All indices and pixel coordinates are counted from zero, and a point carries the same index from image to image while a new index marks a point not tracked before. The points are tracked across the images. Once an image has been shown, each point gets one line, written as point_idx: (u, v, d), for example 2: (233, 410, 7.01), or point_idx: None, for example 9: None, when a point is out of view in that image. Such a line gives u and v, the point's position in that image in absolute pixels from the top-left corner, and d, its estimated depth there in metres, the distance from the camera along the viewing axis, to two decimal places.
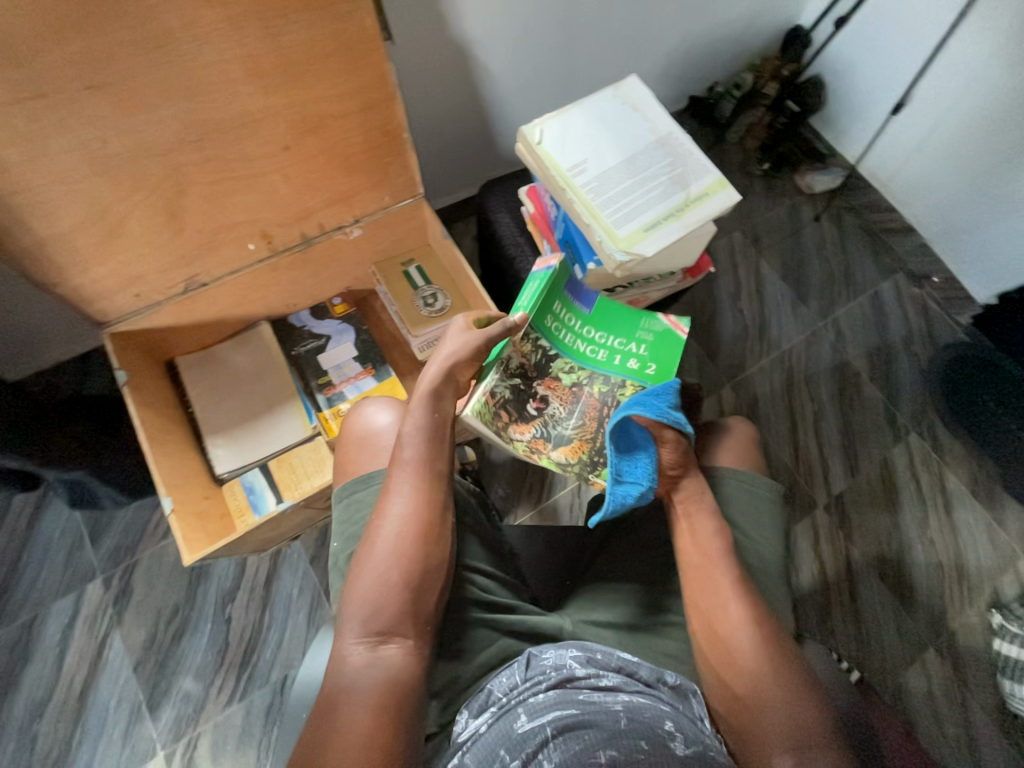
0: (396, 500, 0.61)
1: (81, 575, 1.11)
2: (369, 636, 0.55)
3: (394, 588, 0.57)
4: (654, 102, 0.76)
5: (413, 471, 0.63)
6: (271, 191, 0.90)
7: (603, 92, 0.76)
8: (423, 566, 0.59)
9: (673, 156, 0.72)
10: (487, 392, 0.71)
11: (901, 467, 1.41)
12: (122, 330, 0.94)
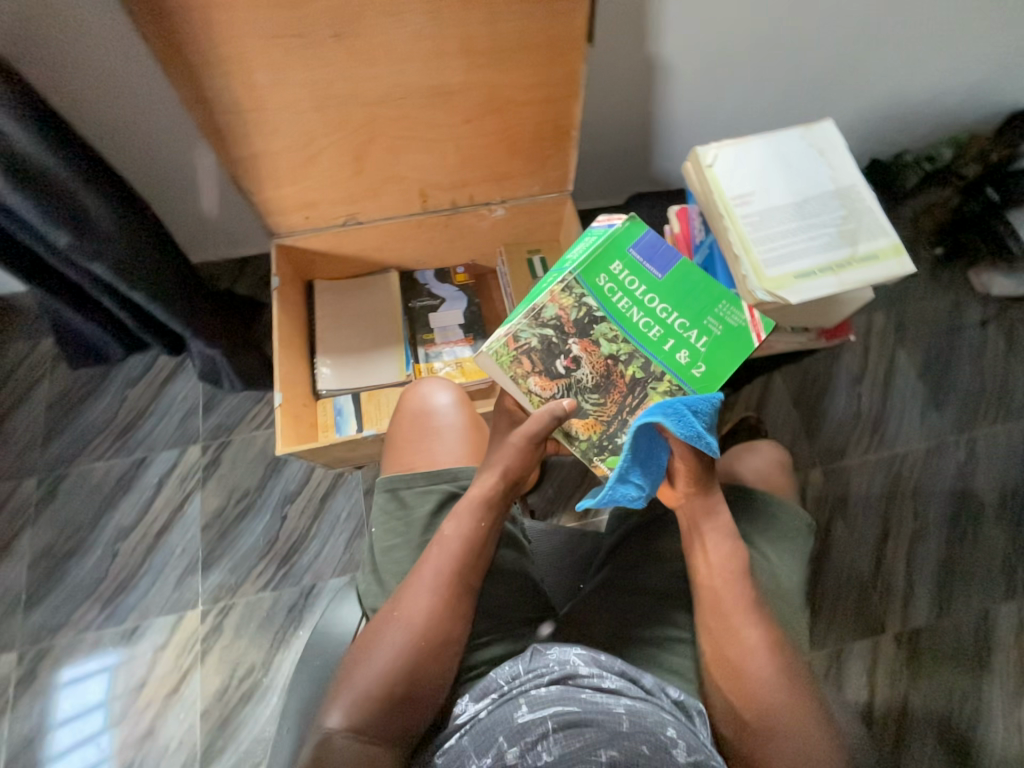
0: (415, 595, 0.64)
1: (188, 436, 1.30)
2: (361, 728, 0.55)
3: (392, 689, 0.58)
4: (844, 152, 0.73)
5: (439, 580, 0.64)
6: (441, 157, 0.98)
7: (791, 131, 0.74)
8: (424, 676, 0.60)
9: (850, 209, 0.68)
10: (511, 335, 0.65)
11: (1005, 626, 1.21)
12: (287, 243, 1.08)
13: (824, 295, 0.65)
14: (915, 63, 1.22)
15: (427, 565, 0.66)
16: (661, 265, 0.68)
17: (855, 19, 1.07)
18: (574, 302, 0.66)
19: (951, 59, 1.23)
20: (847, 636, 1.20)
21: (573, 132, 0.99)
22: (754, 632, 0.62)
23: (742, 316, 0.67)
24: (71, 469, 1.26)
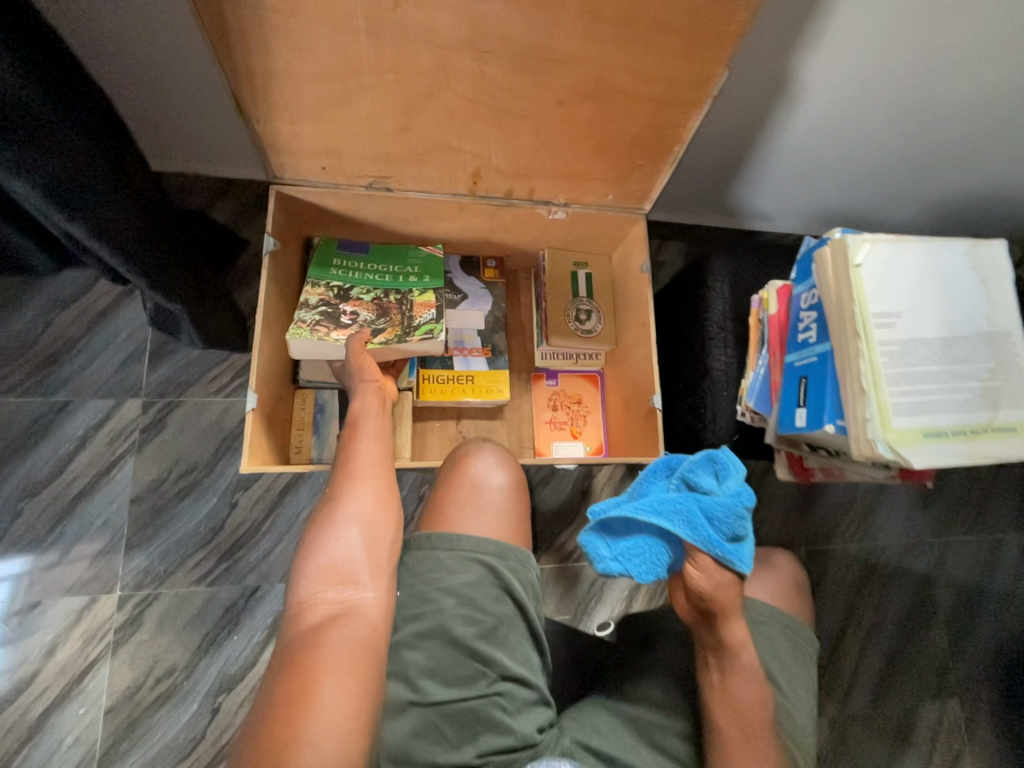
0: (357, 471, 0.62)
1: (127, 386, 1.07)
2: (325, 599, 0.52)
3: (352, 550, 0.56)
4: (1009, 286, 0.61)
5: (373, 455, 0.64)
6: (512, 137, 0.77)
7: (958, 243, 0.60)
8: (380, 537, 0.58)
9: (1003, 366, 0.57)
10: (297, 321, 0.84)
11: (926, 722, 1.28)
12: (288, 192, 0.85)
13: (952, 465, 0.55)
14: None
15: (363, 442, 0.66)
16: (362, 248, 0.97)
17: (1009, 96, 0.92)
18: (326, 288, 0.89)
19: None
20: None
21: (676, 146, 0.80)
22: None
23: (423, 249, 0.99)
24: None
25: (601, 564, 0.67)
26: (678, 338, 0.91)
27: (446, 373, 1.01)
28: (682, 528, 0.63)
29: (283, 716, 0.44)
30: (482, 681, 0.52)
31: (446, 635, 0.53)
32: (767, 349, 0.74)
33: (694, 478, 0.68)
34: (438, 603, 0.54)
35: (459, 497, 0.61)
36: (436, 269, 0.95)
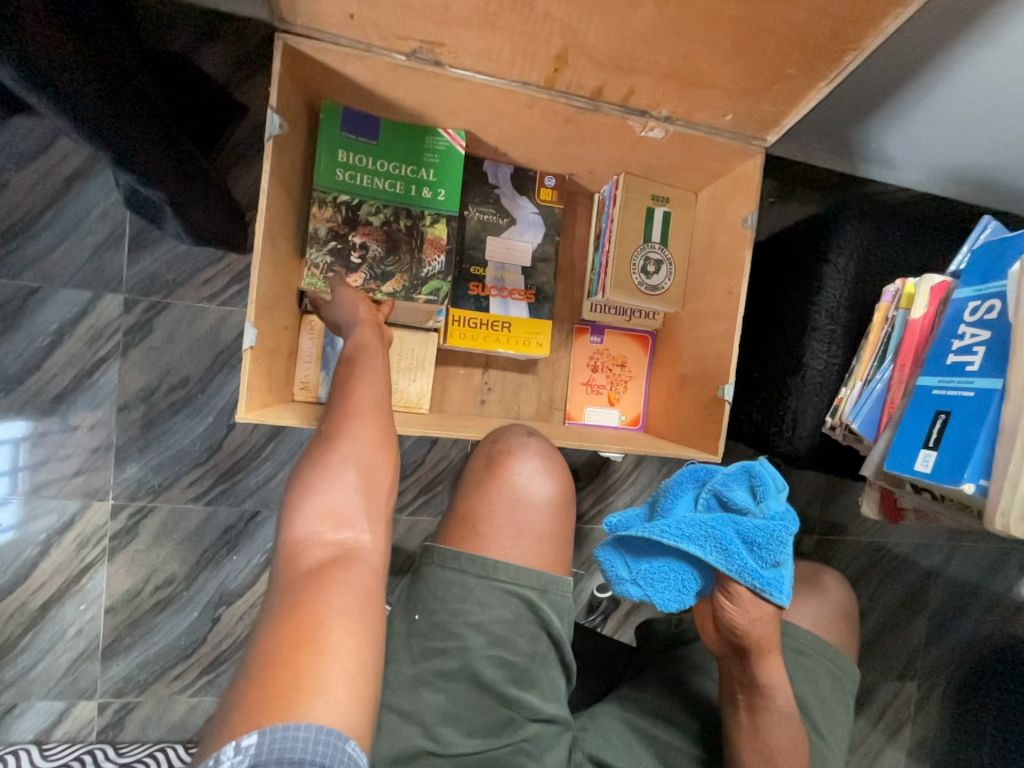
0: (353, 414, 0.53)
1: (105, 278, 0.91)
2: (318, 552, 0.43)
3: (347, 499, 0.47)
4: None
5: (373, 397, 0.55)
6: (626, 6, 0.53)
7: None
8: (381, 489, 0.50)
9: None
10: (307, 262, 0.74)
11: (883, 698, 1.36)
12: (302, 49, 0.63)
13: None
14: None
15: (358, 381, 0.57)
16: (371, 130, 0.74)
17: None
18: (333, 208, 0.74)
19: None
20: None
21: (849, 53, 0.58)
22: None
23: (444, 137, 0.76)
24: None
25: (620, 586, 0.58)
26: (766, 316, 0.75)
27: (481, 315, 0.85)
28: (714, 555, 0.53)
29: (275, 666, 0.35)
30: (508, 730, 0.47)
31: (473, 677, 0.47)
32: (888, 360, 0.60)
33: (728, 494, 0.57)
34: (464, 640, 0.47)
35: (495, 512, 0.51)
36: (455, 188, 0.77)
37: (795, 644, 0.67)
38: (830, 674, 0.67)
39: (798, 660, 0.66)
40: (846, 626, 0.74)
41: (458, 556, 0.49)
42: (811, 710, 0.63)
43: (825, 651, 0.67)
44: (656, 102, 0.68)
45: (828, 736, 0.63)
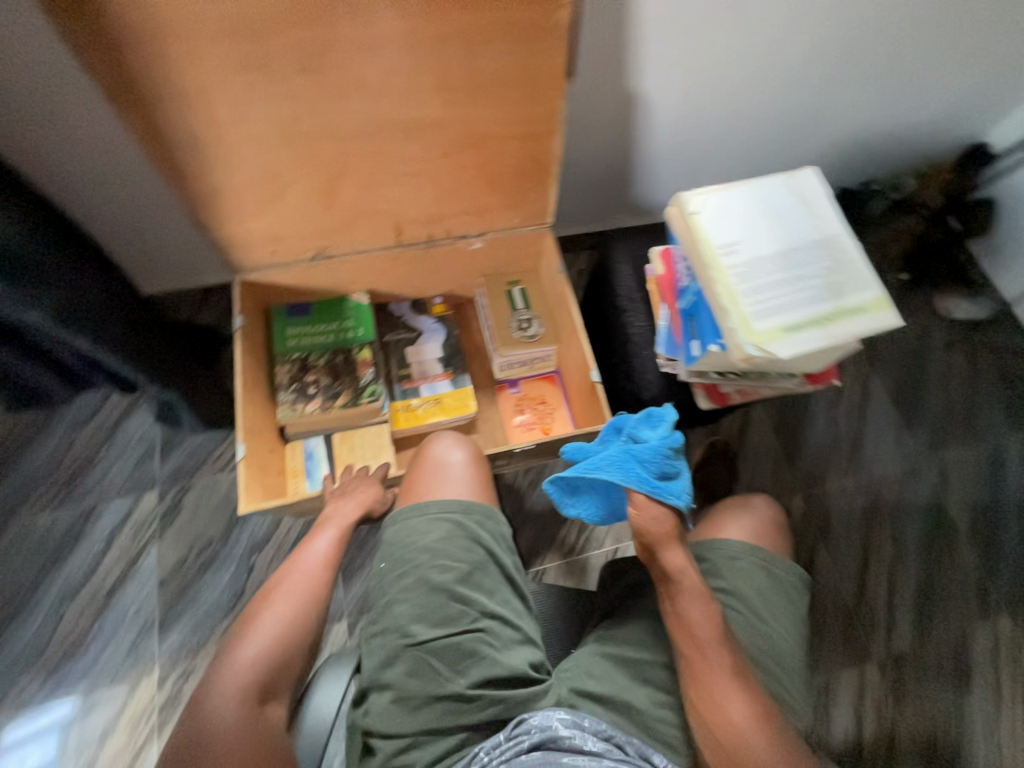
0: (301, 571, 0.75)
1: (143, 482, 1.20)
2: (249, 701, 0.61)
3: (283, 652, 0.65)
4: (821, 199, 0.73)
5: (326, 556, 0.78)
6: (417, 191, 0.94)
7: (774, 174, 0.74)
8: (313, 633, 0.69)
9: (839, 259, 0.68)
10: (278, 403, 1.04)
11: (982, 648, 1.22)
12: (251, 279, 1.02)
13: (815, 350, 0.64)
14: (888, 93, 1.22)
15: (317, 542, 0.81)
16: (305, 312, 1.13)
17: (840, 53, 1.06)
18: (291, 364, 1.08)
19: (928, 85, 1.23)
20: (836, 666, 1.19)
21: (553, 166, 0.96)
22: (742, 707, 0.63)
23: (353, 298, 1.15)
24: (9, 523, 1.15)
25: (565, 509, 0.85)
26: (598, 319, 1.04)
27: (416, 400, 1.13)
28: (618, 474, 0.72)
29: None
30: (465, 618, 0.70)
31: (431, 583, 0.71)
32: (664, 304, 0.84)
33: (637, 433, 0.78)
34: (420, 559, 0.73)
35: (429, 475, 0.81)
36: (369, 323, 1.13)
37: (728, 552, 0.82)
38: (761, 570, 0.81)
39: (733, 563, 0.81)
40: (778, 535, 0.88)
41: (418, 511, 0.76)
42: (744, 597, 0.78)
43: (751, 554, 0.82)
44: (468, 229, 1.06)
45: (768, 618, 0.77)
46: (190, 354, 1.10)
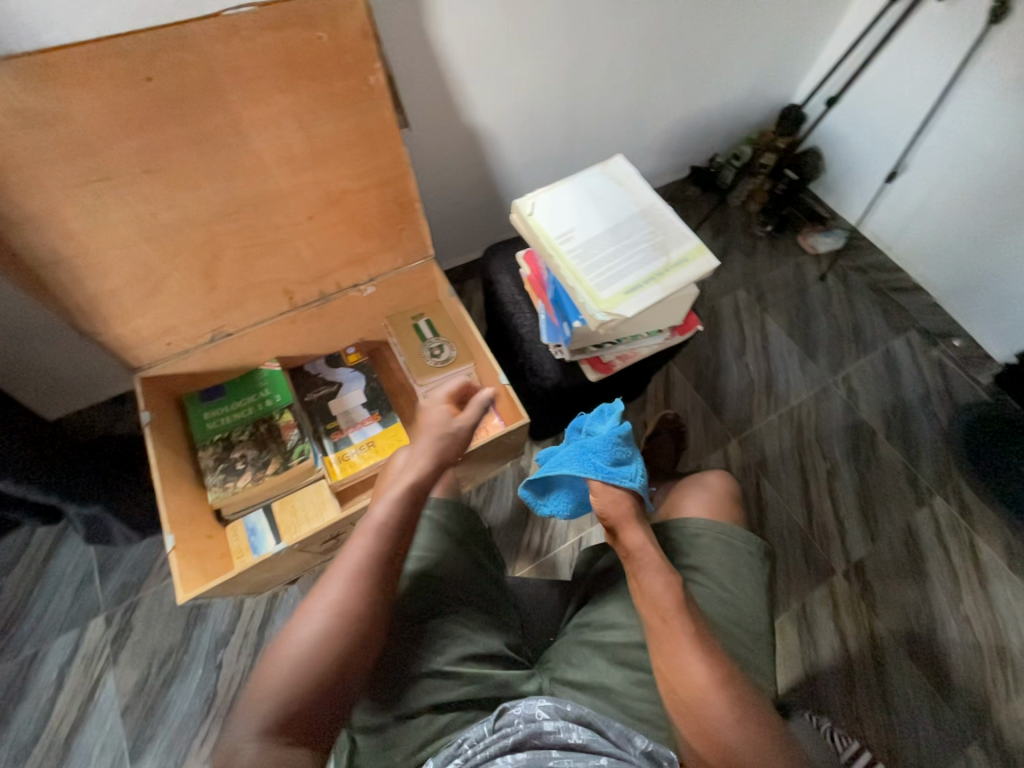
0: (329, 587, 0.59)
1: (87, 611, 1.14)
2: (275, 744, 0.52)
3: (296, 691, 0.54)
4: (634, 178, 0.84)
5: (360, 569, 0.60)
6: (295, 255, 1.01)
7: (591, 166, 0.85)
8: (338, 666, 0.56)
9: (657, 222, 0.78)
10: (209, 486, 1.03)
11: (927, 532, 1.32)
12: (151, 374, 1.02)
13: (655, 303, 0.73)
14: (698, 81, 1.41)
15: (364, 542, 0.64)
16: (219, 392, 1.14)
17: (644, 58, 1.23)
18: (214, 445, 1.08)
19: (729, 67, 1.43)
20: (805, 588, 1.26)
21: (416, 204, 1.05)
22: (702, 666, 0.60)
23: (265, 367, 1.18)
24: None
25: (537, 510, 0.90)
26: (496, 330, 1.12)
27: (349, 450, 1.15)
28: (575, 466, 0.78)
29: None
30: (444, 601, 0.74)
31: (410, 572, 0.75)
32: (540, 300, 0.94)
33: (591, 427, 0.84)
34: (397, 550, 0.77)
35: None
36: (285, 387, 1.16)
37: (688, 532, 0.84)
38: (723, 544, 0.82)
39: (697, 540, 0.83)
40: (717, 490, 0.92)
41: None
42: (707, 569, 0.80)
43: (714, 529, 0.83)
44: (357, 278, 1.13)
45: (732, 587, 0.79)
46: (108, 464, 1.09)
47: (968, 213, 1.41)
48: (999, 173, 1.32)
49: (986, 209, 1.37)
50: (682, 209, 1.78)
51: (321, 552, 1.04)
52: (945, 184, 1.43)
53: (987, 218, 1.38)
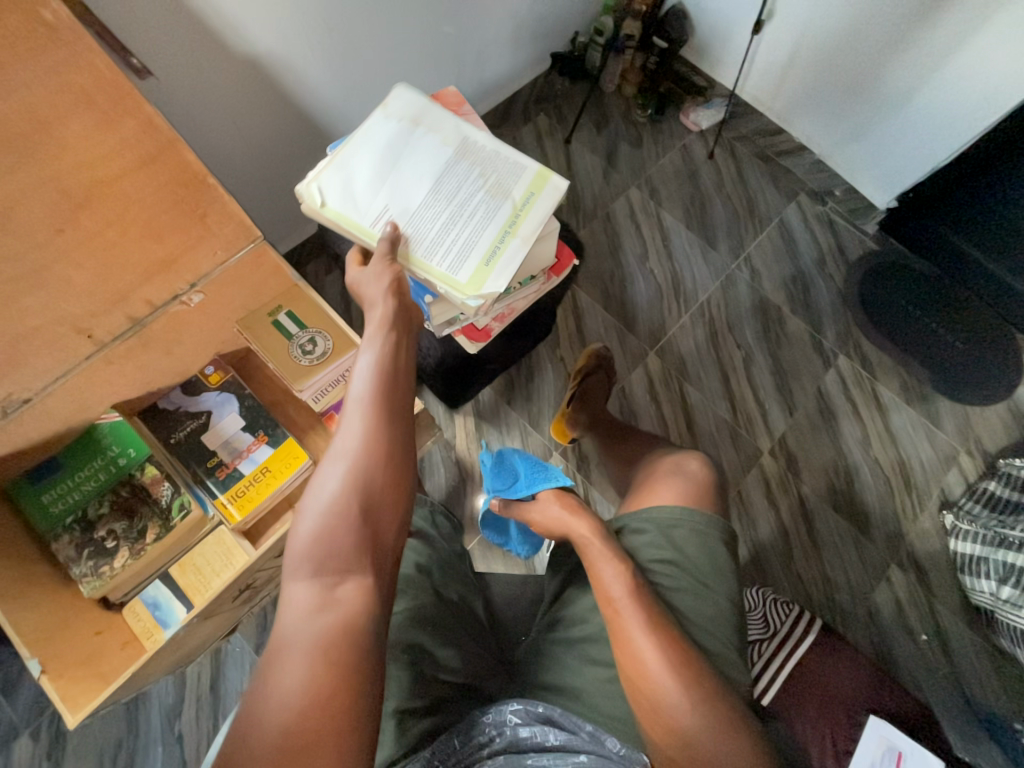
0: (347, 426, 0.56)
1: (4, 734, 1.01)
2: (326, 586, 0.50)
3: (343, 520, 0.52)
4: (427, 116, 0.73)
5: (371, 397, 0.57)
6: (65, 283, 0.78)
7: (375, 119, 0.72)
8: (378, 489, 0.54)
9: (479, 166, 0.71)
10: (80, 579, 0.88)
11: (835, 391, 1.40)
12: None
13: (520, 260, 0.68)
14: None
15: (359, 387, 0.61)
16: (50, 465, 0.92)
17: None
18: (69, 530, 0.90)
19: None
20: (738, 475, 1.32)
21: (207, 176, 0.82)
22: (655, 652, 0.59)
23: (102, 420, 0.96)
24: None
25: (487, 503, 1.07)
26: None
27: (241, 484, 0.98)
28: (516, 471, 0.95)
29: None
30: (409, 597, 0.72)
31: None
32: None
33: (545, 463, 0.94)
34: None
35: None
36: (136, 439, 0.95)
37: (667, 522, 0.74)
38: (705, 529, 0.74)
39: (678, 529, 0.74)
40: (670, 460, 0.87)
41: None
42: (689, 553, 0.72)
43: (692, 517, 0.74)
44: (172, 288, 0.88)
45: (716, 568, 0.72)
46: None
47: (837, 53, 1.33)
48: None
49: (854, 45, 1.29)
50: (554, 109, 1.57)
51: (241, 604, 0.94)
52: (813, 24, 1.33)
53: (857, 56, 1.30)
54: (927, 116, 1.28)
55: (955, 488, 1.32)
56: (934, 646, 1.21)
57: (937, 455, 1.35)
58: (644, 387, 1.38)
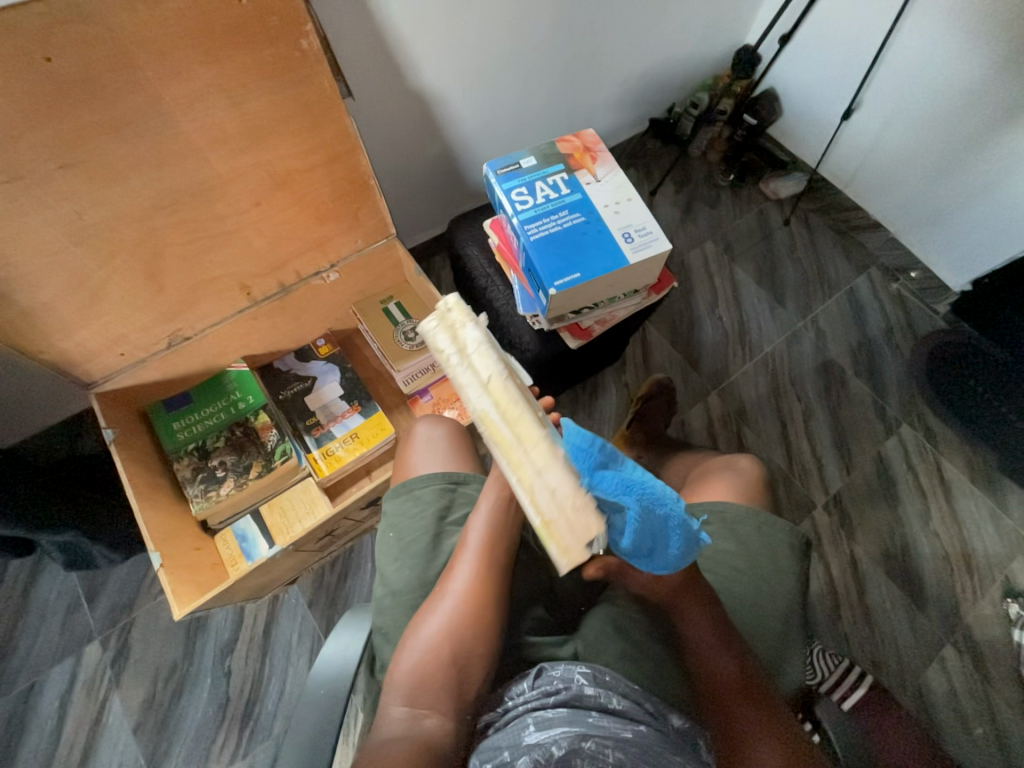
0: (459, 568, 0.69)
1: (79, 637, 1.11)
2: (421, 706, 0.58)
3: (442, 654, 0.62)
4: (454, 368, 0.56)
5: (482, 545, 0.70)
6: (243, 246, 0.94)
7: None
8: (476, 628, 0.64)
9: None
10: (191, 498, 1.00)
11: (896, 459, 1.40)
12: (108, 389, 0.97)
13: None
14: (649, 26, 1.35)
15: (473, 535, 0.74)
16: (185, 397, 1.07)
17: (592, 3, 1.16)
18: (189, 455, 1.03)
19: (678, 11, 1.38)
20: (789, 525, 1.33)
21: (370, 179, 0.98)
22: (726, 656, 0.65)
23: (231, 368, 1.11)
24: None
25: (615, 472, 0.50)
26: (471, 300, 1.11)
27: (333, 443, 1.09)
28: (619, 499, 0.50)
29: None
30: None
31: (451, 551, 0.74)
32: (511, 268, 0.96)
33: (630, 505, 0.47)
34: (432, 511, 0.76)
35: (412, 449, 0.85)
36: (256, 388, 1.10)
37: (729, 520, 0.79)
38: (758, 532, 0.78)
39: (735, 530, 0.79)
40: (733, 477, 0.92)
41: (424, 481, 0.78)
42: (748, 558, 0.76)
43: (755, 517, 0.79)
44: (317, 265, 1.06)
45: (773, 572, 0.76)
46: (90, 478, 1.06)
47: (920, 145, 1.43)
48: (949, 102, 1.33)
49: (939, 139, 1.39)
50: (643, 165, 1.74)
51: (319, 549, 1.03)
52: (898, 116, 1.44)
53: (939, 150, 1.40)
54: (1004, 211, 1.34)
55: (1021, 577, 1.27)
56: (992, 742, 1.13)
57: (1003, 541, 1.31)
58: (702, 424, 1.43)
